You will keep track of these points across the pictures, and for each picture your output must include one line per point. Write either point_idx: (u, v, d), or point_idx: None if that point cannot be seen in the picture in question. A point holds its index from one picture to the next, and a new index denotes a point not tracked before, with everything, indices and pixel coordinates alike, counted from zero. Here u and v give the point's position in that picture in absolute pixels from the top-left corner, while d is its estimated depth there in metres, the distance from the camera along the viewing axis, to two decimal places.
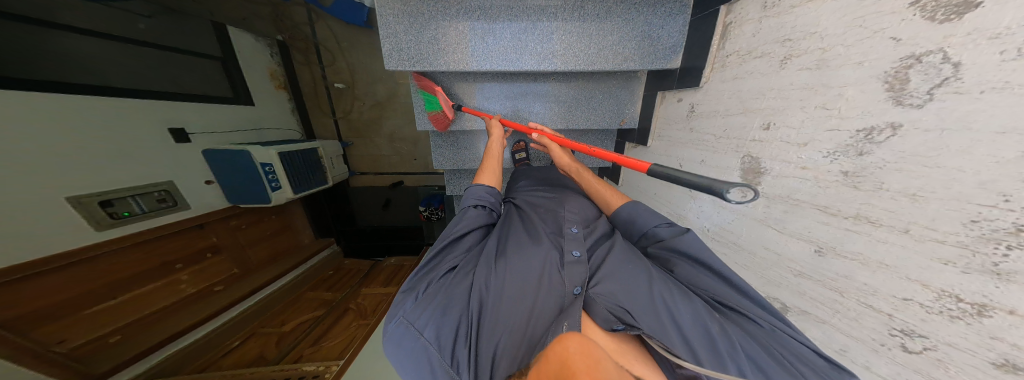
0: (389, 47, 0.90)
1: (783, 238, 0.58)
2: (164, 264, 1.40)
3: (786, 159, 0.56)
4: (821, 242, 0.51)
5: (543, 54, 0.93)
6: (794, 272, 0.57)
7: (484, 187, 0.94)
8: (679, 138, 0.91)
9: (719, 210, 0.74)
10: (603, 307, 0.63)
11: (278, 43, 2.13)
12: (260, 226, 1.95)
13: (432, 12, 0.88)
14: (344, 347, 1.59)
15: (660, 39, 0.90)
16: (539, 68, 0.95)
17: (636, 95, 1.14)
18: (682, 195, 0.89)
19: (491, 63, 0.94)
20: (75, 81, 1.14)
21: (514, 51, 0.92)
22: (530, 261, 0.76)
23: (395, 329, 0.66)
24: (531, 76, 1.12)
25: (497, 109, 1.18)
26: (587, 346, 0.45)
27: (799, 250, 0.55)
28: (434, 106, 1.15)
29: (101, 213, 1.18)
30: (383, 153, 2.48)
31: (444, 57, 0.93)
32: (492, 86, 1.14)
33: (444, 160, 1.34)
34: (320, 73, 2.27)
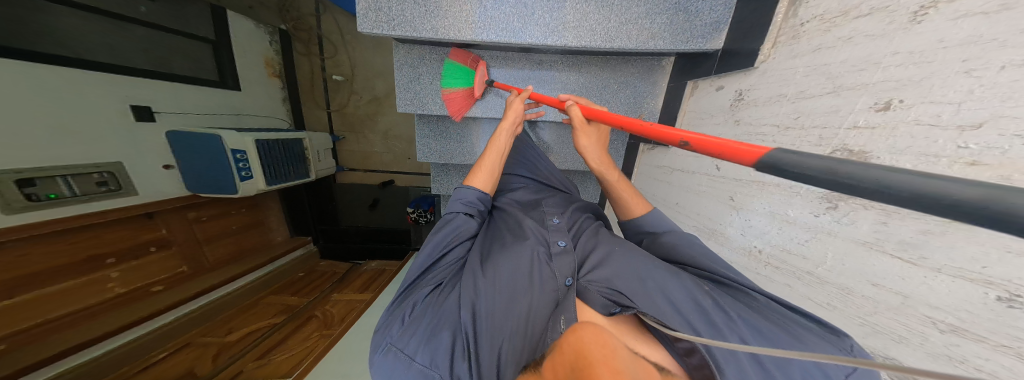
0: (364, 6, 0.74)
1: (918, 273, 0.35)
2: (88, 258, 1.15)
3: (930, 151, 0.36)
4: (1018, 284, 0.27)
5: (552, 26, 0.77)
6: (943, 329, 0.33)
7: (474, 191, 0.75)
8: (720, 132, 0.75)
9: (781, 226, 0.54)
10: (598, 294, 0.61)
11: (280, 31, 1.94)
12: (224, 221, 1.68)
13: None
14: (297, 362, 1.23)
15: (699, 13, 0.74)
16: (547, 42, 0.78)
17: (660, 85, 0.99)
18: (721, 205, 0.70)
19: (489, 33, 0.77)
20: (37, 50, 0.99)
21: (517, 19, 0.76)
22: (521, 256, 0.67)
23: (381, 363, 0.54)
24: (538, 57, 0.96)
25: (494, 95, 1.00)
26: (603, 334, 0.39)
27: (949, 295, 0.32)
28: (418, 89, 0.98)
29: (16, 193, 0.95)
30: (375, 149, 2.26)
31: (432, 21, 0.76)
32: (489, 68, 0.98)
33: (430, 154, 1.16)
34: (320, 65, 2.05)
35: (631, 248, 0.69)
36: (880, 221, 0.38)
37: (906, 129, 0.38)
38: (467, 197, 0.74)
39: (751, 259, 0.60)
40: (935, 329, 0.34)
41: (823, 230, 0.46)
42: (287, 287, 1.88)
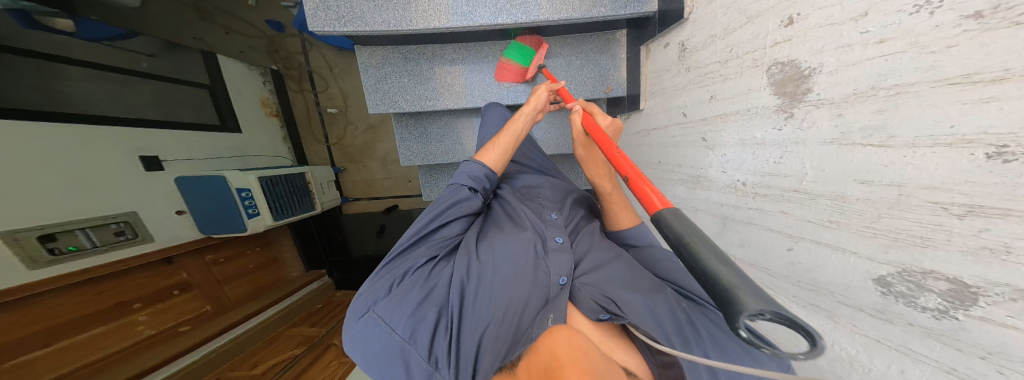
0: (312, 6, 0.80)
1: (895, 154, 0.32)
2: (117, 305, 1.15)
3: (844, 44, 0.37)
4: (994, 134, 0.24)
5: (499, 6, 0.82)
6: (960, 215, 0.28)
7: (482, 167, 0.71)
8: (675, 85, 0.78)
9: (754, 151, 0.55)
10: (587, 297, 0.58)
11: (272, 71, 2.04)
12: (240, 260, 1.67)
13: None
14: None
15: None
16: (496, 22, 0.84)
17: (619, 59, 1.04)
18: (697, 148, 0.72)
19: (439, 18, 0.83)
20: (52, 107, 1.07)
21: (465, 3, 0.82)
22: (515, 246, 0.65)
23: (361, 326, 0.54)
24: (497, 44, 1.03)
25: (458, 83, 1.06)
26: (577, 337, 0.36)
27: (944, 169, 0.28)
28: (386, 88, 1.04)
29: (40, 248, 0.98)
30: (376, 176, 2.31)
31: (381, 14, 0.82)
32: (452, 61, 1.04)
33: (412, 155, 1.22)
34: (314, 100, 2.15)
35: (623, 258, 0.69)
36: (837, 114, 0.38)
37: (818, 31, 0.40)
38: (473, 171, 0.70)
39: (740, 194, 0.60)
40: (958, 217, 0.28)
41: (778, 139, 0.48)
42: (309, 318, 1.79)
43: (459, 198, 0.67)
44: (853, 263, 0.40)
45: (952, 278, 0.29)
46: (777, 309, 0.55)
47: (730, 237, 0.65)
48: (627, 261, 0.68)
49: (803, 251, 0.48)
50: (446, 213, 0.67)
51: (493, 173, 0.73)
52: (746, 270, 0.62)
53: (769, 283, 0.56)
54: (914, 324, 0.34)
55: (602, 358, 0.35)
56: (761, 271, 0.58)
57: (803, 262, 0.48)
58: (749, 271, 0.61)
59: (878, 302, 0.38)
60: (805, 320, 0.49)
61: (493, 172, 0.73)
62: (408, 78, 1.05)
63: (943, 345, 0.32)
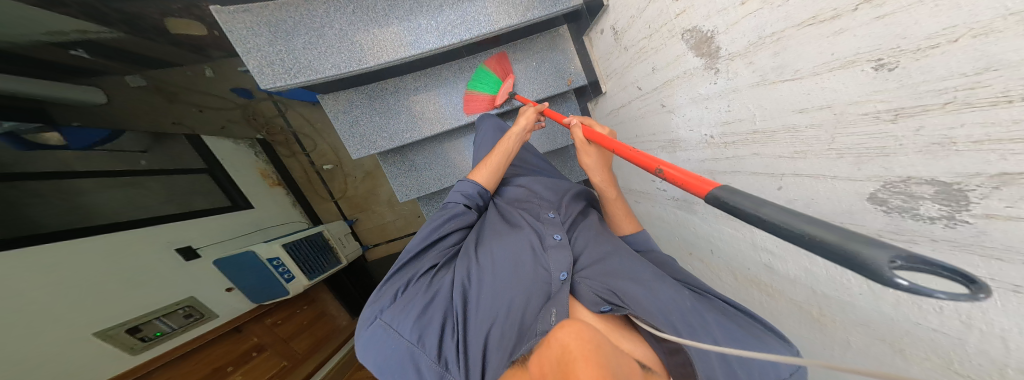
0: (255, 64, 0.80)
1: (808, 84, 0.38)
2: (213, 371, 1.26)
3: (722, 9, 0.48)
4: (872, 51, 0.29)
5: (442, 30, 0.88)
6: (893, 120, 0.30)
7: (474, 185, 0.82)
8: (624, 66, 0.85)
9: (705, 104, 0.62)
10: (589, 290, 0.61)
11: (259, 141, 2.08)
12: (295, 319, 1.78)
13: (299, 14, 0.79)
14: None
15: None
16: (443, 45, 0.89)
17: (570, 53, 1.12)
18: (662, 115, 0.79)
19: (388, 54, 0.88)
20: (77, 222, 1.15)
21: (409, 34, 0.87)
22: (512, 249, 0.70)
23: (374, 333, 0.60)
24: (453, 64, 1.10)
25: (424, 106, 1.12)
26: (585, 329, 0.38)
27: (854, 87, 0.32)
28: (362, 130, 1.10)
29: (132, 339, 1.11)
30: (388, 219, 2.40)
31: (329, 60, 0.85)
32: (417, 88, 1.10)
33: (408, 189, 1.27)
34: (308, 160, 2.24)
35: (624, 252, 0.71)
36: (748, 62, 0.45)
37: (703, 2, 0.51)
38: (467, 189, 0.82)
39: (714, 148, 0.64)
40: (900, 121, 0.30)
41: (728, 90, 0.53)
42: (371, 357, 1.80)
43: (454, 213, 0.77)
44: (847, 187, 0.38)
45: (933, 180, 0.28)
46: (799, 254, 0.50)
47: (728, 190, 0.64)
48: (627, 255, 0.70)
49: (793, 187, 0.47)
50: (443, 226, 0.75)
51: (485, 190, 0.84)
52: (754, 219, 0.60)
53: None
54: (937, 239, 0.30)
55: (613, 350, 0.37)
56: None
57: (801, 198, 0.47)
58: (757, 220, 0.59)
59: (891, 223, 0.34)
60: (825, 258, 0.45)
61: (485, 189, 0.84)
62: (375, 113, 1.09)
63: (982, 258, 0.27)
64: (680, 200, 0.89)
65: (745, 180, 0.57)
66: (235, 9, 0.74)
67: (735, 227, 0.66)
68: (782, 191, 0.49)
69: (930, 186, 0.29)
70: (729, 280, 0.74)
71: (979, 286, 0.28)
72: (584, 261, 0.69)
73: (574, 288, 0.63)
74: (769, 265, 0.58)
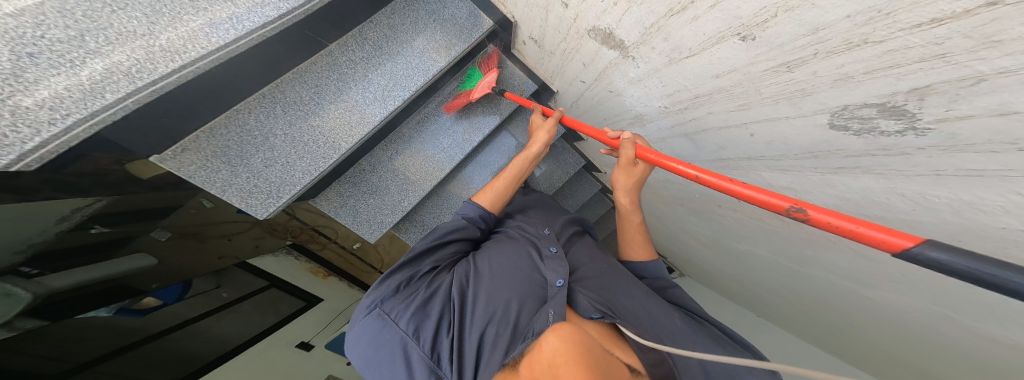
0: (237, 198, 0.83)
1: (707, 60, 0.45)
2: None
3: (603, 9, 0.57)
4: (737, 29, 0.36)
5: (384, 96, 0.96)
6: (786, 69, 0.35)
7: (474, 206, 0.88)
8: (558, 59, 0.93)
9: (642, 84, 0.65)
10: (585, 298, 0.59)
11: (292, 246, 2.14)
12: None
13: (237, 131, 0.80)
14: None
15: (453, 16, 1.01)
16: (388, 109, 0.96)
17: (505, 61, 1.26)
18: (614, 98, 0.83)
19: (349, 135, 0.93)
20: (225, 348, 1.42)
21: (353, 113, 0.93)
22: (510, 259, 0.72)
23: (375, 322, 0.64)
24: (413, 124, 1.20)
25: (407, 167, 1.20)
26: (575, 331, 0.37)
27: (734, 54, 0.39)
28: (364, 216, 1.17)
29: None
30: None
31: (294, 165, 0.89)
32: (388, 157, 1.18)
33: None
34: (340, 246, 2.32)
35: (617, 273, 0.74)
36: (652, 48, 0.53)
37: (586, 9, 0.61)
38: (469, 212, 0.87)
39: (673, 115, 0.65)
40: (794, 70, 0.34)
41: (656, 70, 0.57)
42: None
43: (456, 225, 0.81)
44: (805, 122, 0.38)
45: (875, 102, 0.28)
46: (816, 184, 0.45)
47: (710, 144, 0.62)
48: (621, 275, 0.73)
49: (762, 131, 0.47)
50: (444, 232, 0.79)
51: (487, 212, 0.89)
52: (751, 166, 0.56)
53: (781, 165, 0.49)
54: (924, 147, 0.27)
55: (602, 352, 0.37)
56: (753, 159, 0.55)
57: (773, 137, 0.46)
58: (758, 164, 0.54)
59: (873, 142, 0.32)
60: (822, 184, 0.44)
61: (486, 211, 0.89)
62: (366, 193, 1.16)
63: (978, 154, 0.23)
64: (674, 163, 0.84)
65: (721, 134, 0.56)
66: (173, 151, 0.72)
67: (742, 174, 0.60)
68: (757, 136, 0.48)
69: (874, 105, 0.28)
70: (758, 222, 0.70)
71: (1012, 180, 0.23)
72: (580, 273, 0.71)
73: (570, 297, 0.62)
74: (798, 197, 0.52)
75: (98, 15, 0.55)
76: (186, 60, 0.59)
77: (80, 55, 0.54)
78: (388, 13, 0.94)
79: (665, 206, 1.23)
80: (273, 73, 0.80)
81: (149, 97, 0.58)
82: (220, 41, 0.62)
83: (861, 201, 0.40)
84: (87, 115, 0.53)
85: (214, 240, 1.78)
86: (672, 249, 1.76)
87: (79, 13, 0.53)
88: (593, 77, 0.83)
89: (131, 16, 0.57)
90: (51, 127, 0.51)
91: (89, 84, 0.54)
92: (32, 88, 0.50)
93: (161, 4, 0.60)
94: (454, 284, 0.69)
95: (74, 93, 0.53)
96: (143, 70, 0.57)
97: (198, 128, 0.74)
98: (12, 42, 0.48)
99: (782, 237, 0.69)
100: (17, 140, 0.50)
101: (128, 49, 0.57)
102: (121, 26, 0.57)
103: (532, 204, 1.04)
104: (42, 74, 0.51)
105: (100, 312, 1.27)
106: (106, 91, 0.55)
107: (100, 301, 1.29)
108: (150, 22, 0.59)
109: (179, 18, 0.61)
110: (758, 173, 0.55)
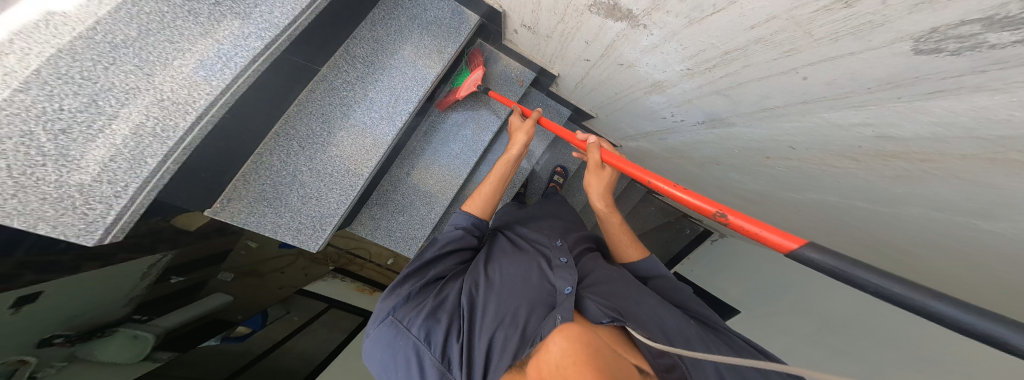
0: (288, 235, 0.88)
1: (738, 10, 0.38)
2: None
3: None
4: None
5: (386, 116, 0.95)
6: (844, 5, 0.28)
7: (466, 216, 0.86)
8: (557, 42, 0.88)
9: (657, 50, 0.59)
10: (593, 304, 0.61)
11: (335, 270, 2.22)
12: None
13: (267, 174, 0.84)
14: None
15: (437, 16, 0.97)
16: (389, 129, 0.94)
17: (497, 54, 1.22)
18: (624, 70, 0.77)
19: (366, 155, 0.93)
20: (313, 364, 1.77)
21: (365, 136, 0.93)
22: (519, 268, 0.73)
23: (386, 330, 0.65)
24: (420, 138, 1.22)
25: (427, 178, 1.22)
26: (582, 338, 0.41)
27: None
28: (399, 233, 1.21)
29: None
30: None
31: (326, 195, 0.91)
32: (405, 174, 1.21)
33: None
34: (377, 264, 2.34)
35: (624, 280, 0.75)
36: (666, 11, 0.47)
37: None
38: (460, 222, 0.85)
39: (699, 76, 0.58)
40: (855, 5, 0.27)
41: (672, 33, 0.51)
42: None
43: (455, 237, 0.80)
44: (880, 54, 0.31)
45: (964, 24, 0.21)
46: (901, 119, 0.36)
47: (751, 96, 0.55)
48: (628, 282, 0.74)
49: (818, 73, 0.39)
50: (444, 238, 0.79)
51: (478, 219, 0.86)
52: (804, 112, 0.49)
53: (850, 102, 0.40)
54: None
55: (607, 353, 0.40)
56: (808, 107, 0.48)
57: (836, 77, 0.38)
58: (817, 106, 0.46)
59: (976, 65, 0.24)
60: (898, 123, 0.37)
61: (479, 218, 0.87)
62: (399, 209, 1.21)
63: None
64: (708, 121, 0.75)
65: (764, 84, 0.48)
66: (221, 202, 0.78)
67: (800, 118, 0.51)
68: (812, 79, 0.41)
69: (975, 22, 0.20)
70: (818, 170, 0.62)
71: None
72: (588, 280, 0.72)
73: (580, 303, 0.63)
74: (880, 134, 0.41)
75: (94, 73, 0.54)
76: (199, 109, 0.60)
77: (104, 123, 0.55)
78: (371, 26, 0.91)
79: (697, 168, 1.15)
80: (279, 107, 0.81)
81: (185, 154, 0.61)
82: (221, 82, 0.62)
83: (967, 133, 0.30)
84: (142, 181, 0.57)
85: (270, 274, 1.94)
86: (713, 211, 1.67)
87: (77, 75, 0.52)
88: (597, 52, 0.77)
89: (124, 70, 0.56)
90: (119, 199, 0.55)
91: (126, 150, 0.56)
92: (81, 163, 0.53)
93: (146, 51, 0.58)
94: (462, 291, 0.70)
95: (121, 163, 0.56)
96: (166, 128, 0.59)
97: (234, 177, 0.79)
98: (42, 119, 0.49)
99: (842, 188, 0.62)
100: (98, 216, 0.54)
101: (140, 106, 0.57)
102: (122, 83, 0.56)
103: (541, 216, 1.08)
104: (85, 149, 0.53)
105: (211, 341, 1.63)
106: (147, 155, 0.57)
107: (209, 335, 1.63)
108: (146, 74, 0.58)
109: (170, 64, 0.60)
110: (811, 120, 0.50)
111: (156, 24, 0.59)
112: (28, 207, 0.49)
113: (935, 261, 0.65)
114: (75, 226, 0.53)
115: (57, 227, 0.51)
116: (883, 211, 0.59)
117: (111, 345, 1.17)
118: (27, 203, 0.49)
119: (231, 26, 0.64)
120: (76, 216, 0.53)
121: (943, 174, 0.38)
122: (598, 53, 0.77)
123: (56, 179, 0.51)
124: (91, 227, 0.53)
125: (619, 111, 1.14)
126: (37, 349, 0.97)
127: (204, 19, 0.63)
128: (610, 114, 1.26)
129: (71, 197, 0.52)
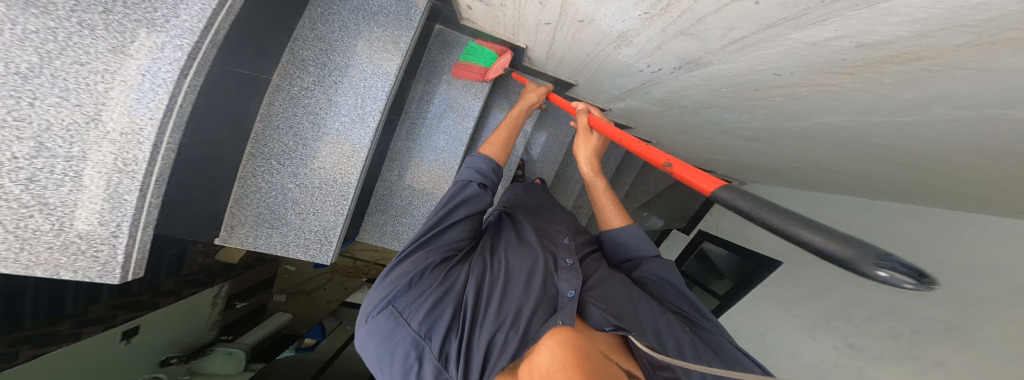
0: (299, 251, 0.93)
1: None
2: None
3: None
4: None
5: (356, 120, 0.93)
6: None
7: (480, 157, 0.92)
8: (526, 17, 0.84)
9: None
10: (595, 309, 0.64)
11: (367, 280, 2.68)
12: None
13: (258, 196, 0.87)
14: None
15: (385, 6, 0.93)
16: (364, 132, 0.93)
17: (458, 35, 1.18)
18: (586, 28, 0.73)
19: (347, 161, 0.93)
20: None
21: (343, 142, 0.93)
22: (524, 267, 0.75)
23: (383, 320, 0.65)
24: (405, 137, 1.22)
25: (417, 175, 1.22)
26: (577, 345, 0.45)
27: None
28: (405, 235, 1.24)
29: None
30: None
31: (321, 208, 0.93)
32: (398, 176, 1.22)
33: None
34: None
35: (628, 283, 0.76)
36: None
37: None
38: (479, 166, 0.90)
39: (657, 19, 0.55)
40: None
41: None
42: None
43: (470, 196, 0.83)
44: None
45: None
46: (870, 24, 0.33)
47: (714, 31, 0.51)
48: (632, 286, 0.76)
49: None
50: (450, 218, 0.79)
51: (496, 165, 0.93)
52: (773, 37, 0.46)
53: (808, 19, 0.38)
54: None
55: (599, 363, 0.42)
56: (771, 31, 0.45)
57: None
58: (782, 28, 0.43)
59: None
60: (872, 28, 0.34)
61: (493, 162, 0.92)
62: (398, 210, 1.23)
63: None
64: (684, 65, 0.72)
65: (722, 16, 0.45)
66: (227, 230, 0.84)
67: (771, 44, 0.48)
68: (764, 3, 0.38)
69: None
70: (814, 92, 0.60)
71: None
72: (590, 282, 0.74)
73: (582, 307, 0.66)
74: (858, 43, 0.39)
75: (23, 112, 0.50)
76: (151, 138, 0.59)
77: (66, 166, 0.56)
78: (317, 25, 0.88)
79: (689, 115, 1.13)
80: (244, 128, 0.82)
81: (159, 185, 0.63)
82: (158, 104, 0.58)
83: (951, 24, 0.28)
84: (131, 218, 0.61)
85: (315, 291, 2.49)
86: (718, 155, 1.63)
87: (8, 117, 0.49)
88: (558, 15, 0.73)
89: (50, 104, 0.53)
90: (119, 238, 0.61)
91: (104, 191, 0.59)
92: (67, 210, 0.57)
93: (61, 78, 0.53)
94: (457, 286, 0.70)
95: (103, 204, 0.59)
96: (127, 162, 0.59)
97: (227, 204, 0.83)
98: (4, 170, 0.50)
99: (842, 105, 0.60)
100: (107, 257, 0.61)
101: (95, 144, 0.57)
102: (60, 119, 0.54)
103: (549, 207, 1.10)
104: (64, 194, 0.56)
105: (287, 352, 2.09)
106: (122, 192, 0.60)
107: (281, 347, 2.10)
108: (76, 105, 0.55)
109: (97, 90, 0.56)
110: (782, 42, 0.46)
111: (52, 45, 0.51)
112: (41, 257, 0.56)
113: (952, 157, 0.65)
114: (92, 268, 0.60)
115: (78, 271, 0.60)
116: (898, 120, 0.57)
117: (213, 361, 1.61)
118: (39, 254, 0.56)
119: (141, 37, 0.57)
120: (89, 260, 0.60)
121: (953, 64, 0.35)
122: (557, 14, 0.73)
123: (52, 228, 0.56)
124: (108, 268, 0.61)
125: (595, 73, 1.10)
126: (161, 367, 1.39)
127: (104, 32, 0.55)
128: (588, 79, 1.23)
129: (76, 242, 0.59)
